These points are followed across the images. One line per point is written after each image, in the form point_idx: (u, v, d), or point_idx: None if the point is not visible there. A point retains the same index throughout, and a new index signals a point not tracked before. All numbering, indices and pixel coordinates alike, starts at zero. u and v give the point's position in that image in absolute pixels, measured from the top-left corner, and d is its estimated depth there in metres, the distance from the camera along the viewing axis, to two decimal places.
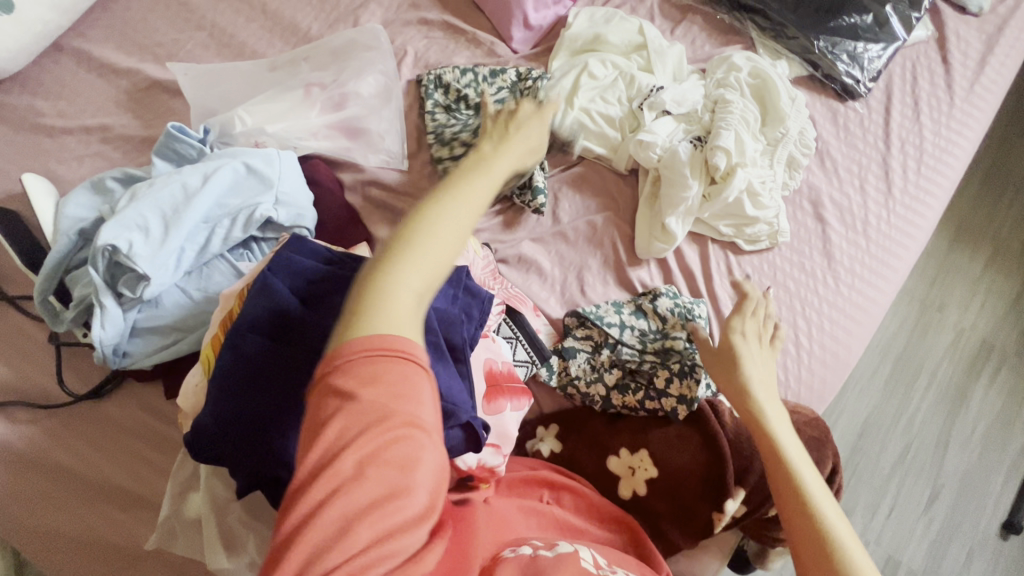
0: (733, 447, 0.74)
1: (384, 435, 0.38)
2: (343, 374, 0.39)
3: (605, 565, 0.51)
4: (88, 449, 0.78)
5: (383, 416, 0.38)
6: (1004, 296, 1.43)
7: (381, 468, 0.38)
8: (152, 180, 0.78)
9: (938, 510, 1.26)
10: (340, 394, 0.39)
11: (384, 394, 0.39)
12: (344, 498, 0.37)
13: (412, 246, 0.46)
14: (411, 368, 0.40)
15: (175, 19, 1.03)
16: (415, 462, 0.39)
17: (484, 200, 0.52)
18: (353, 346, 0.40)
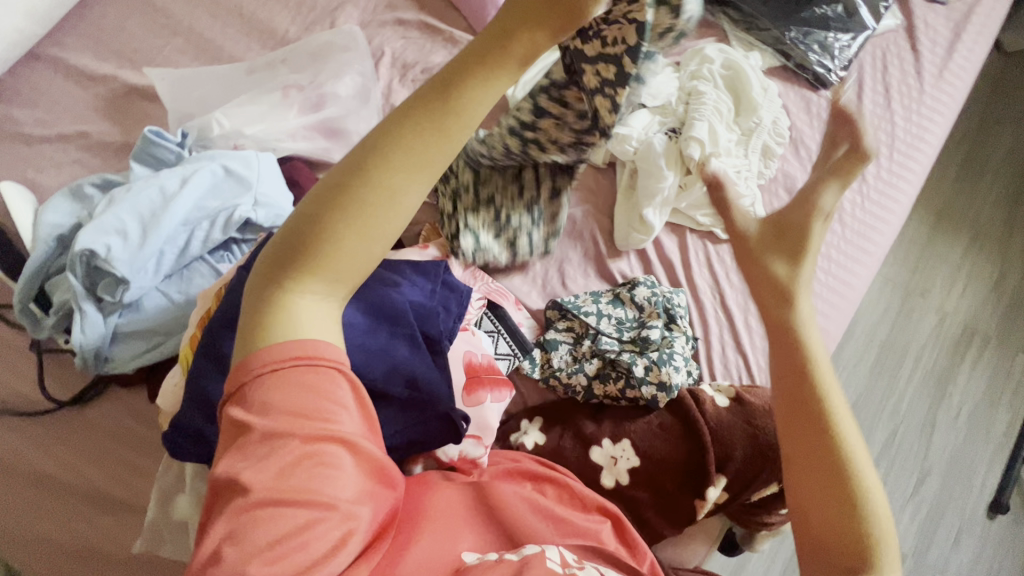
0: (714, 436, 0.75)
1: (288, 458, 0.40)
2: (242, 403, 0.41)
3: (573, 562, 0.53)
4: (71, 455, 0.78)
5: (284, 440, 0.40)
6: (985, 279, 1.45)
7: (300, 488, 0.40)
8: (130, 185, 0.78)
9: (926, 493, 1.28)
10: (247, 420, 0.40)
11: (281, 420, 0.40)
12: (255, 519, 0.39)
13: (327, 242, 0.41)
14: (326, 387, 0.41)
15: (152, 25, 1.03)
16: (335, 479, 0.41)
17: (438, 162, 0.42)
18: (258, 369, 0.41)
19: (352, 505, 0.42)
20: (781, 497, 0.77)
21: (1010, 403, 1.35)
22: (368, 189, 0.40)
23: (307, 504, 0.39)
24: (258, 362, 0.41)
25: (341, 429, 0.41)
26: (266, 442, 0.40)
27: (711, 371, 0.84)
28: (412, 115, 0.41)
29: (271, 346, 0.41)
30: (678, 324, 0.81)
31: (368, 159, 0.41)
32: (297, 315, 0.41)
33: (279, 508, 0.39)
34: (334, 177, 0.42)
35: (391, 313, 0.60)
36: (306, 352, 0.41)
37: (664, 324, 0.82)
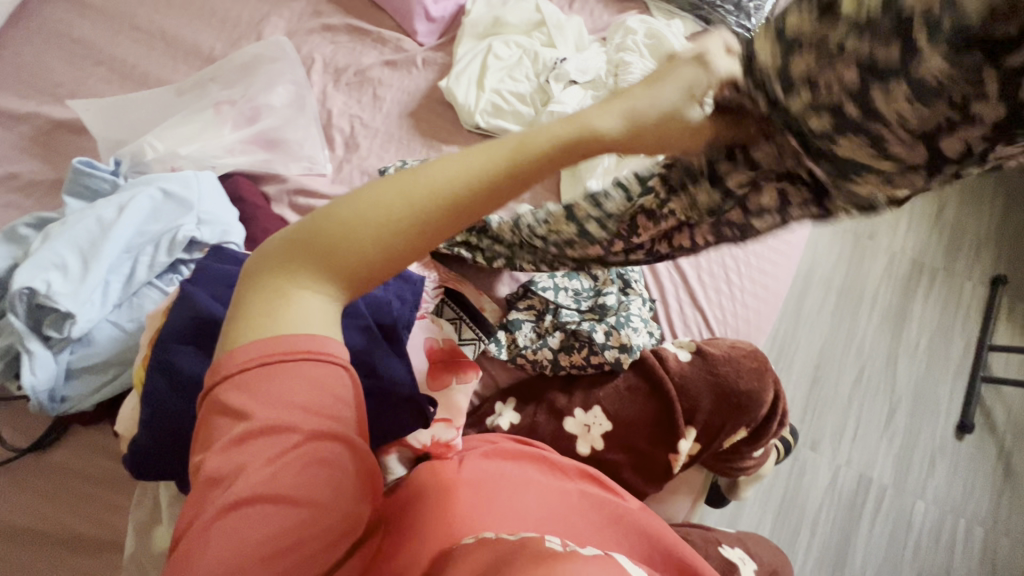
0: (680, 391, 0.77)
1: (286, 453, 0.38)
2: (237, 389, 0.38)
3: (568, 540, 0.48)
4: (40, 503, 0.76)
5: (284, 434, 0.38)
6: (926, 214, 1.52)
7: (296, 489, 0.38)
8: (64, 219, 0.76)
9: (898, 424, 1.33)
10: (244, 408, 0.38)
11: (281, 413, 0.38)
12: (242, 514, 0.37)
13: (341, 244, 0.38)
14: (333, 386, 0.39)
15: (72, 58, 1.01)
16: (334, 481, 0.40)
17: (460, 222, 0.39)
18: (263, 354, 0.38)
19: (350, 505, 0.41)
20: (752, 441, 0.80)
21: (964, 328, 1.42)
22: (410, 231, 0.38)
23: (302, 506, 0.39)
24: (268, 340, 0.38)
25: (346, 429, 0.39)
26: (261, 434, 0.37)
27: (672, 329, 0.86)
28: (491, 167, 0.38)
29: (283, 329, 0.38)
30: (634, 288, 0.84)
31: (426, 201, 0.38)
32: (301, 314, 0.38)
33: (273, 505, 0.38)
34: (384, 190, 0.38)
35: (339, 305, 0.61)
36: (318, 344, 0.38)
37: (620, 290, 0.84)
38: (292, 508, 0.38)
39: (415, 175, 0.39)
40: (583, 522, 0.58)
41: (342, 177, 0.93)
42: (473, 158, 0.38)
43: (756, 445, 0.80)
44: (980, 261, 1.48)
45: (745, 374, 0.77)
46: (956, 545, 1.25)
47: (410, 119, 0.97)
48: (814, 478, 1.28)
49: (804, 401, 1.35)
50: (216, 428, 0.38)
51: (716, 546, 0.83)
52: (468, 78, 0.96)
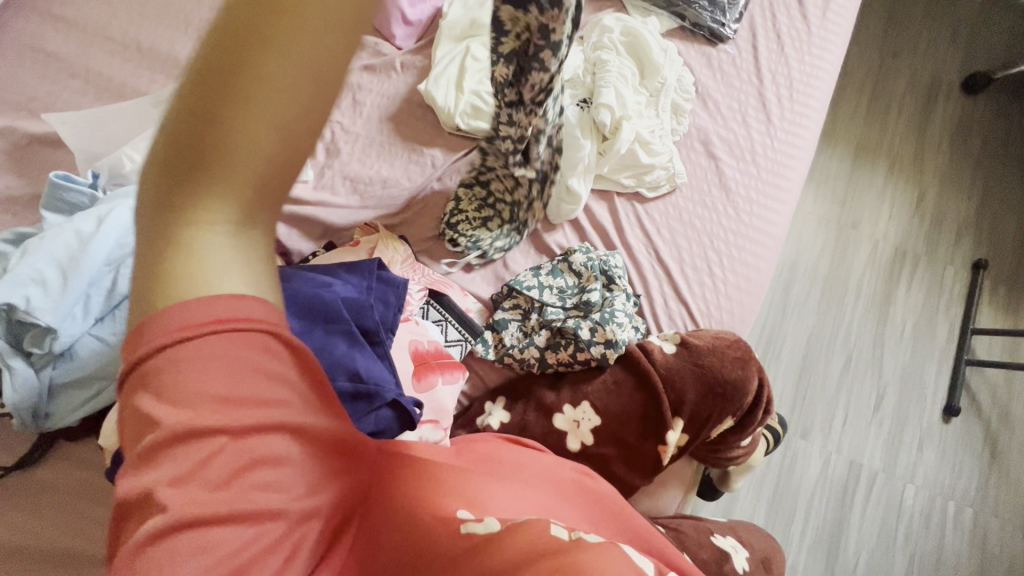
0: (666, 384, 0.77)
1: (214, 455, 0.35)
2: (146, 391, 0.35)
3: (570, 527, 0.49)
4: (27, 520, 0.75)
5: (207, 434, 0.35)
6: (907, 202, 1.54)
7: (236, 497, 0.36)
8: (42, 234, 0.76)
9: (886, 409, 1.35)
10: (153, 412, 0.35)
11: (196, 410, 0.35)
12: (180, 535, 0.34)
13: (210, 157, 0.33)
14: (267, 370, 0.37)
15: (45, 71, 1.00)
16: (278, 476, 0.38)
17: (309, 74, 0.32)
18: (171, 345, 0.35)
19: (301, 502, 0.40)
20: (739, 431, 0.80)
21: (948, 312, 1.44)
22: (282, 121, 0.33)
23: (248, 517, 0.36)
24: (170, 323, 0.35)
25: (285, 419, 0.37)
26: (184, 439, 0.34)
27: (657, 324, 0.87)
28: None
29: (186, 300, 0.35)
30: (618, 283, 0.84)
31: (280, 79, 0.32)
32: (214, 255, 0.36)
33: (214, 522, 0.35)
34: (221, 84, 0.32)
35: (323, 310, 0.63)
36: (234, 316, 0.36)
37: (603, 286, 0.84)
38: (232, 520, 0.36)
39: (240, 50, 0.31)
40: (575, 504, 0.59)
41: (325, 184, 0.93)
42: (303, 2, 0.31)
43: (743, 434, 0.81)
44: (960, 247, 1.50)
45: (729, 363, 0.78)
46: (946, 527, 1.27)
47: (390, 124, 0.98)
48: (806, 467, 1.30)
49: (794, 390, 1.36)
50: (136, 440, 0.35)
51: (708, 535, 0.85)
52: (446, 81, 0.97)
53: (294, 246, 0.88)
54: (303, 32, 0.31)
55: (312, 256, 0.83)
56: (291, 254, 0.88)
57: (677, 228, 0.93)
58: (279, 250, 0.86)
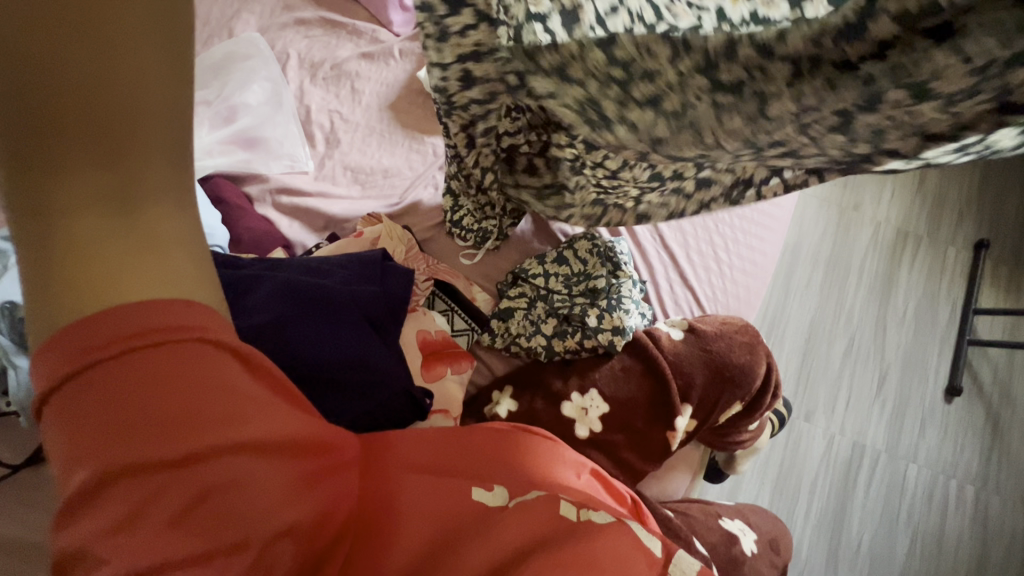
0: (675, 368, 0.77)
1: (156, 491, 0.32)
2: (60, 435, 0.30)
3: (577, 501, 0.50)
4: (37, 517, 0.74)
5: (145, 471, 0.31)
6: (909, 182, 1.53)
7: (191, 530, 0.33)
8: None
9: (888, 391, 1.36)
10: (75, 454, 0.30)
11: (122, 449, 0.30)
12: None
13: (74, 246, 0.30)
14: (213, 384, 0.33)
15: None
16: (241, 495, 0.35)
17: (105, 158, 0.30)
18: (86, 372, 0.30)
19: (269, 520, 0.36)
20: (746, 415, 0.81)
21: (950, 292, 1.44)
22: (102, 57, 0.28)
23: (207, 549, 0.33)
24: (75, 350, 0.29)
25: (243, 435, 0.34)
26: (119, 479, 0.31)
27: (663, 310, 0.87)
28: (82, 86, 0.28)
29: (102, 313, 0.30)
30: (624, 270, 0.83)
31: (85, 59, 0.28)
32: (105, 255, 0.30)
33: (174, 560, 0.32)
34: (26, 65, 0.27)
35: (328, 303, 0.62)
36: (168, 326, 0.31)
37: (610, 273, 0.83)
38: (191, 555, 0.32)
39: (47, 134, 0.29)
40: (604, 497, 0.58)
41: (327, 175, 0.92)
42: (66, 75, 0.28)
43: (750, 419, 0.81)
44: (962, 228, 1.50)
45: (737, 348, 0.78)
46: (948, 505, 1.29)
47: (390, 112, 0.97)
48: (809, 449, 1.30)
49: (796, 373, 1.36)
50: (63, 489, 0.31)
51: (716, 518, 0.85)
52: None
53: (296, 237, 0.86)
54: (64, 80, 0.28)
55: (315, 248, 0.82)
56: (294, 245, 0.86)
57: (683, 213, 0.93)
58: (282, 242, 0.85)
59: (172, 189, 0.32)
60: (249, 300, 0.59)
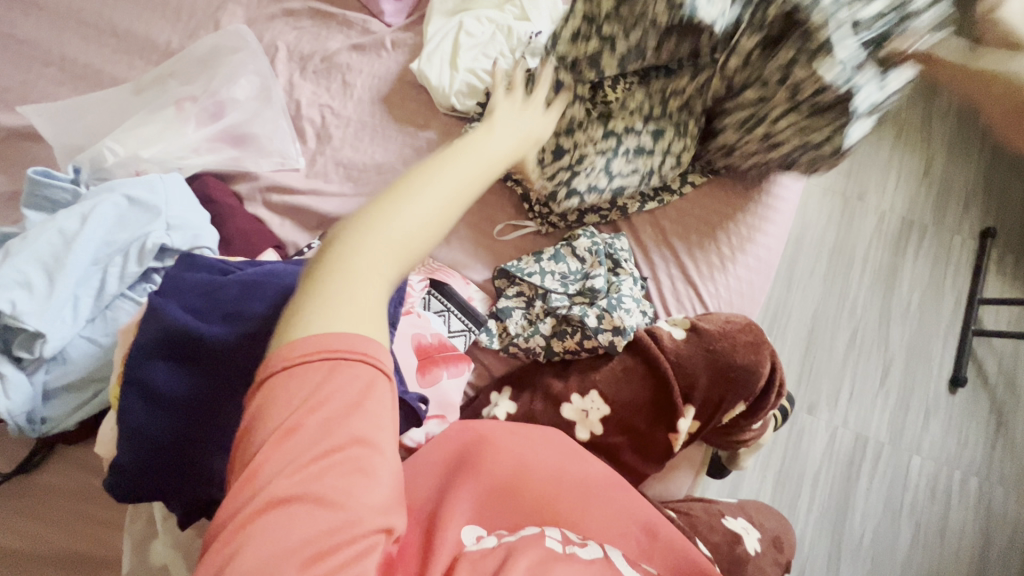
0: (676, 369, 0.75)
1: (336, 439, 0.40)
2: (300, 372, 0.40)
3: (576, 538, 0.57)
4: (28, 524, 0.74)
5: (343, 412, 0.40)
6: (914, 170, 1.49)
7: (339, 481, 0.39)
8: (24, 234, 0.71)
9: (892, 382, 1.34)
10: (305, 395, 0.40)
11: (339, 393, 0.40)
12: (286, 509, 0.38)
13: (331, 280, 0.43)
14: (367, 387, 0.41)
15: (20, 60, 0.96)
16: (369, 485, 0.40)
17: (382, 262, 0.44)
18: (314, 362, 0.40)
19: (384, 516, 0.41)
20: (750, 415, 0.79)
21: (955, 281, 1.42)
22: (396, 190, 0.47)
23: (340, 505, 0.39)
24: (313, 341, 0.41)
25: (380, 430, 0.41)
26: (324, 420, 0.40)
27: (665, 307, 0.85)
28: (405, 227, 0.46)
29: (339, 335, 0.41)
30: (623, 267, 0.81)
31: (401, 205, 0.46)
32: (368, 287, 0.43)
33: (318, 500, 0.39)
34: (391, 196, 0.47)
35: None
36: (359, 342, 0.41)
37: (608, 271, 0.82)
38: (334, 502, 0.39)
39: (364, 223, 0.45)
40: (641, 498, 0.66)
41: (316, 172, 0.90)
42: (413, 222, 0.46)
43: (754, 418, 0.79)
44: (969, 216, 1.47)
45: (741, 348, 0.75)
46: (952, 497, 1.27)
47: (383, 105, 0.94)
48: (813, 442, 1.29)
49: (800, 364, 1.35)
50: (246, 426, 0.41)
51: (719, 518, 0.84)
52: (440, 58, 0.91)
53: (288, 237, 0.85)
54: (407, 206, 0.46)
55: (306, 249, 0.80)
56: (287, 245, 0.84)
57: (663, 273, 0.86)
58: (273, 242, 0.83)
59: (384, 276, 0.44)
60: (255, 311, 0.58)
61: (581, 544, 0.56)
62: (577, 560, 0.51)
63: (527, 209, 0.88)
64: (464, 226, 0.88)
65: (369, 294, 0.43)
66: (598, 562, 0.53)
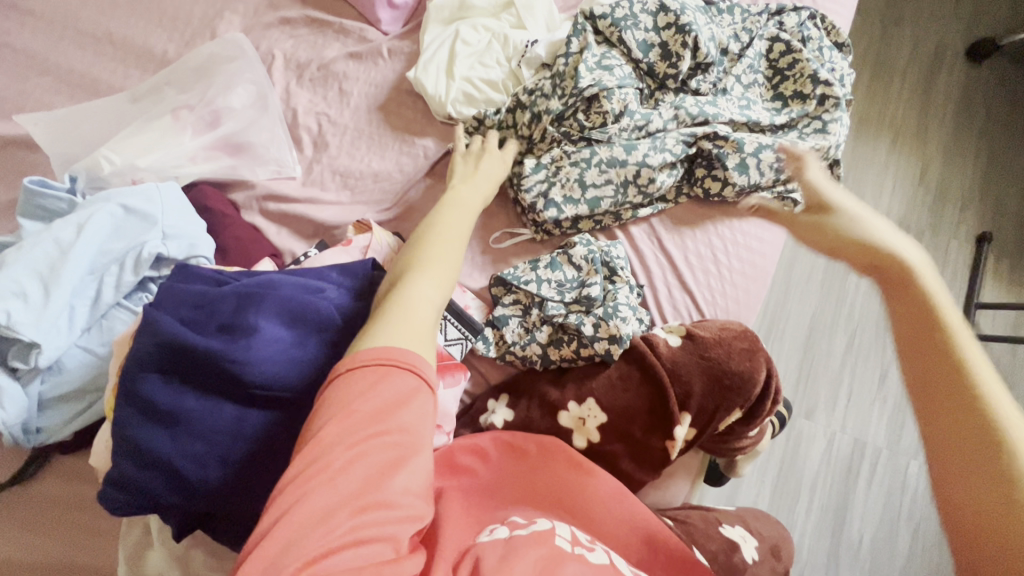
0: (672, 377, 0.75)
1: (383, 427, 0.46)
2: (360, 369, 0.48)
3: (584, 540, 0.57)
4: (22, 535, 0.73)
5: (391, 405, 0.47)
6: (912, 174, 1.49)
7: (382, 462, 0.45)
8: (20, 243, 0.71)
9: (890, 387, 1.34)
10: (361, 387, 0.47)
11: (390, 388, 0.48)
12: (334, 481, 0.44)
13: (396, 304, 0.54)
14: (411, 386, 0.48)
15: (16, 69, 0.97)
16: (408, 469, 0.46)
17: (431, 291, 0.58)
18: (373, 361, 0.49)
19: (417, 498, 0.47)
20: (747, 422, 0.79)
21: (951, 286, 1.43)
22: (437, 240, 0.66)
23: (381, 481, 0.45)
24: (373, 348, 0.49)
25: (421, 422, 0.48)
26: (374, 409, 0.47)
27: (662, 315, 0.85)
28: (444, 264, 0.62)
29: (390, 349, 0.49)
30: (620, 275, 0.81)
31: (443, 249, 0.65)
32: (425, 305, 0.56)
33: (361, 477, 0.45)
34: (434, 246, 0.65)
35: (315, 319, 0.61)
36: (404, 352, 0.50)
37: (605, 278, 0.82)
38: (375, 480, 0.45)
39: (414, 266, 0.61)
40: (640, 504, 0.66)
41: (312, 180, 0.90)
42: (448, 259, 0.64)
43: (751, 425, 0.79)
44: (965, 220, 1.47)
45: (737, 355, 0.76)
46: None
47: (379, 114, 0.94)
48: (811, 448, 1.29)
49: (797, 369, 1.35)
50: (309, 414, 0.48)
51: (716, 525, 0.84)
52: (436, 67, 0.91)
53: (284, 245, 0.85)
54: (446, 251, 0.64)
55: (301, 257, 0.80)
56: (283, 253, 0.84)
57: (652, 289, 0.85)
58: (269, 251, 0.83)
59: (436, 298, 0.58)
60: (252, 322, 0.58)
61: (590, 547, 0.56)
62: (589, 562, 0.52)
63: (522, 216, 0.88)
64: None
65: (426, 313, 0.55)
66: (607, 568, 0.53)
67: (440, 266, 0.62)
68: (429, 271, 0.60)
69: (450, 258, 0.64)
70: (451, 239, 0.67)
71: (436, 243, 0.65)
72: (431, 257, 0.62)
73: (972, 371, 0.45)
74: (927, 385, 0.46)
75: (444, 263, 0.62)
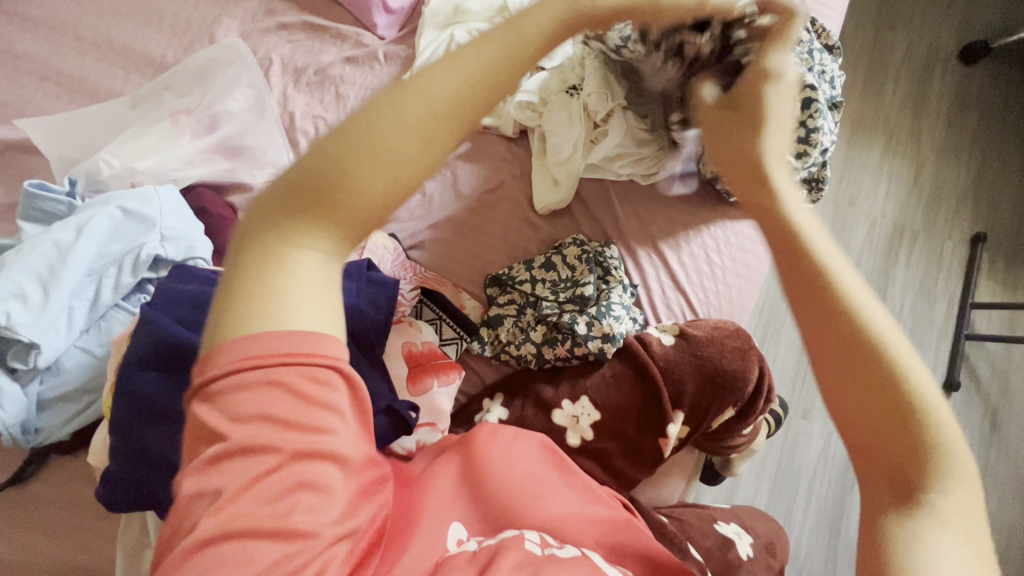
0: (665, 375, 0.76)
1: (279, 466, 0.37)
2: (231, 389, 0.36)
3: (554, 543, 0.53)
4: (21, 535, 0.74)
5: (284, 434, 0.37)
6: (905, 175, 1.50)
7: (285, 508, 0.37)
8: (21, 245, 0.72)
9: None
10: (238, 415, 0.36)
11: (280, 410, 0.37)
12: (224, 546, 0.36)
13: (261, 257, 0.38)
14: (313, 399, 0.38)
15: (17, 75, 0.98)
16: (321, 504, 0.39)
17: (317, 233, 0.39)
18: (250, 379, 0.36)
19: (338, 525, 0.40)
20: (741, 420, 0.79)
21: (947, 286, 1.43)
22: (353, 124, 0.40)
23: (285, 532, 0.37)
24: (247, 354, 0.36)
25: (327, 448, 0.38)
26: (261, 444, 0.36)
27: (655, 314, 0.86)
28: (361, 171, 0.39)
29: (274, 339, 0.37)
30: (613, 275, 0.82)
31: (355, 145, 0.39)
32: (308, 269, 0.38)
33: (261, 533, 0.36)
34: (348, 135, 0.40)
35: None
36: (297, 351, 0.37)
37: (599, 278, 0.82)
38: (279, 532, 0.37)
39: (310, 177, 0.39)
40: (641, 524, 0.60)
41: None
42: (375, 164, 0.39)
43: (745, 423, 0.80)
44: (959, 220, 1.48)
45: (729, 354, 0.76)
46: None
47: None
48: (808, 447, 1.30)
49: (793, 370, 1.35)
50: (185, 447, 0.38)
51: (711, 523, 0.84)
52: None
53: None
54: (365, 149, 0.39)
55: None
56: None
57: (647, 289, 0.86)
58: None
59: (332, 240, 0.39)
60: None
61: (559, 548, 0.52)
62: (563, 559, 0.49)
63: (516, 216, 0.89)
64: (456, 235, 0.88)
65: (310, 274, 0.39)
66: (579, 560, 0.50)
67: (345, 179, 0.39)
68: (322, 197, 0.39)
69: (370, 160, 0.39)
70: (384, 121, 0.40)
71: (355, 131, 0.40)
72: (337, 157, 0.39)
73: (934, 433, 0.40)
74: (860, 436, 0.42)
75: (357, 168, 0.39)
